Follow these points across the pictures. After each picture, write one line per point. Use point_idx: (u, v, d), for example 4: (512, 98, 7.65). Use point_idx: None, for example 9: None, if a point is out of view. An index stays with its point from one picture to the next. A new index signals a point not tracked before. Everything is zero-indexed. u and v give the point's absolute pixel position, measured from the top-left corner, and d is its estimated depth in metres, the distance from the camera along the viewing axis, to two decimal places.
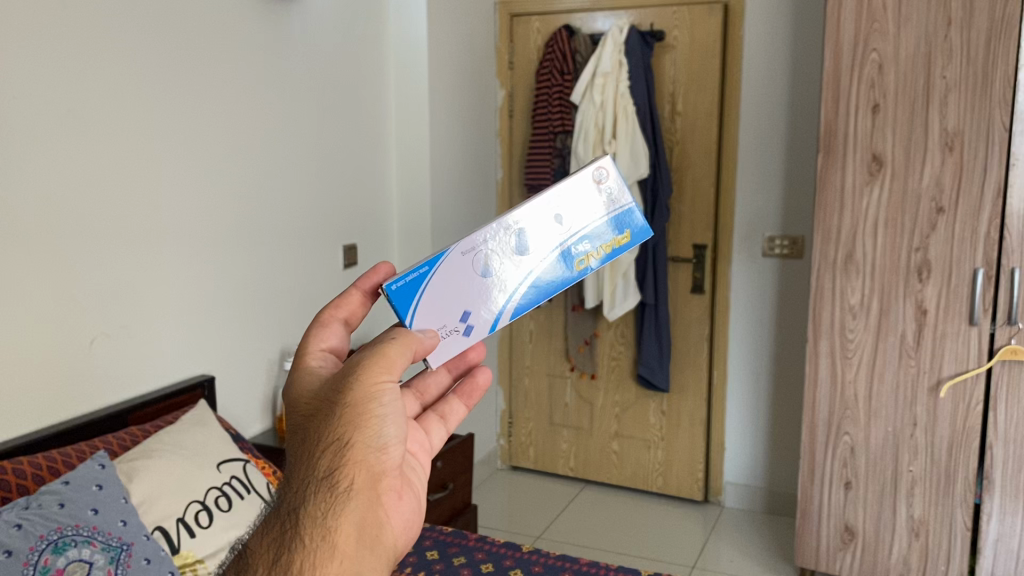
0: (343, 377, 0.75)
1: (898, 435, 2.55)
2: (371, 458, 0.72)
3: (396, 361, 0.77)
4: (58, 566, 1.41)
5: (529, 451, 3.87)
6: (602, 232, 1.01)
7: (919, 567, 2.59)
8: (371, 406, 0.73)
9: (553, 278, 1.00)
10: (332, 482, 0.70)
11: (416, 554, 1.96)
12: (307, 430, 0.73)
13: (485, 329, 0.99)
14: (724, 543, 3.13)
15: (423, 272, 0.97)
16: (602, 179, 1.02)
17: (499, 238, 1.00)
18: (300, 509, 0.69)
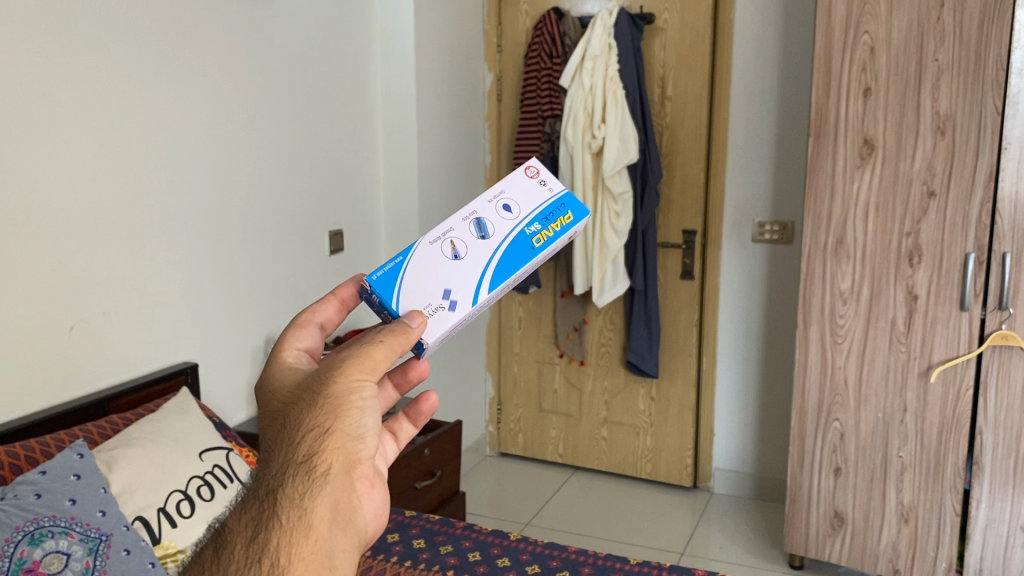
0: (324, 371, 0.73)
1: (888, 420, 2.54)
2: (351, 448, 0.70)
3: (380, 362, 0.75)
4: (34, 558, 1.37)
5: (518, 437, 3.85)
6: (548, 214, 1.06)
7: (908, 554, 2.58)
8: (353, 397, 0.71)
9: (517, 251, 1.01)
10: (310, 467, 0.66)
11: (402, 542, 1.94)
12: (288, 415, 0.70)
13: (466, 300, 0.95)
14: (713, 529, 3.12)
15: (398, 264, 0.99)
16: (537, 175, 1.12)
17: (460, 228, 1.04)
18: (278, 488, 0.64)
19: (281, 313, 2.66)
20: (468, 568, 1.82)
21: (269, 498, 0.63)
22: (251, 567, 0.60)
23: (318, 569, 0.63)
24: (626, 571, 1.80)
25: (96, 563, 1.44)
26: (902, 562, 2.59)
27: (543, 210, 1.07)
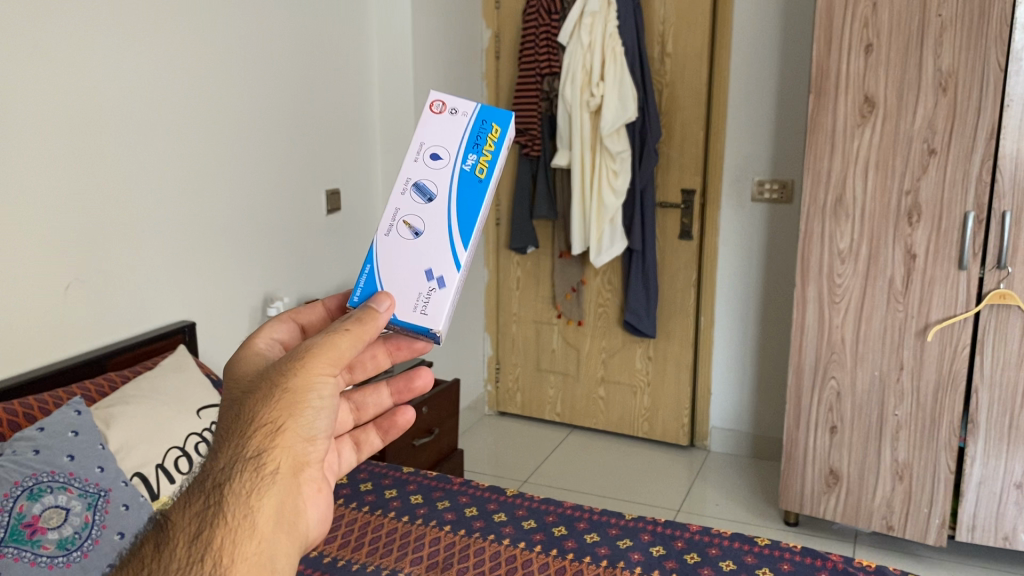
0: (287, 362, 0.73)
1: (884, 379, 2.55)
2: (301, 448, 0.70)
3: (343, 350, 0.75)
4: (33, 513, 1.39)
5: (516, 396, 3.87)
6: (473, 139, 0.99)
7: (902, 511, 2.60)
8: (311, 395, 0.72)
9: (470, 196, 0.96)
10: (258, 464, 0.66)
11: (399, 498, 1.95)
12: (243, 405, 0.69)
13: (455, 272, 0.94)
14: (710, 487, 3.15)
15: (370, 273, 0.96)
16: (442, 107, 1.02)
17: (404, 202, 0.98)
18: (226, 483, 0.64)
19: (276, 273, 2.65)
20: (464, 523, 1.84)
21: (216, 493, 0.63)
22: (194, 565, 0.59)
23: (260, 569, 0.62)
24: (622, 526, 1.81)
25: (95, 519, 1.47)
26: (896, 519, 2.61)
27: (467, 137, 0.99)
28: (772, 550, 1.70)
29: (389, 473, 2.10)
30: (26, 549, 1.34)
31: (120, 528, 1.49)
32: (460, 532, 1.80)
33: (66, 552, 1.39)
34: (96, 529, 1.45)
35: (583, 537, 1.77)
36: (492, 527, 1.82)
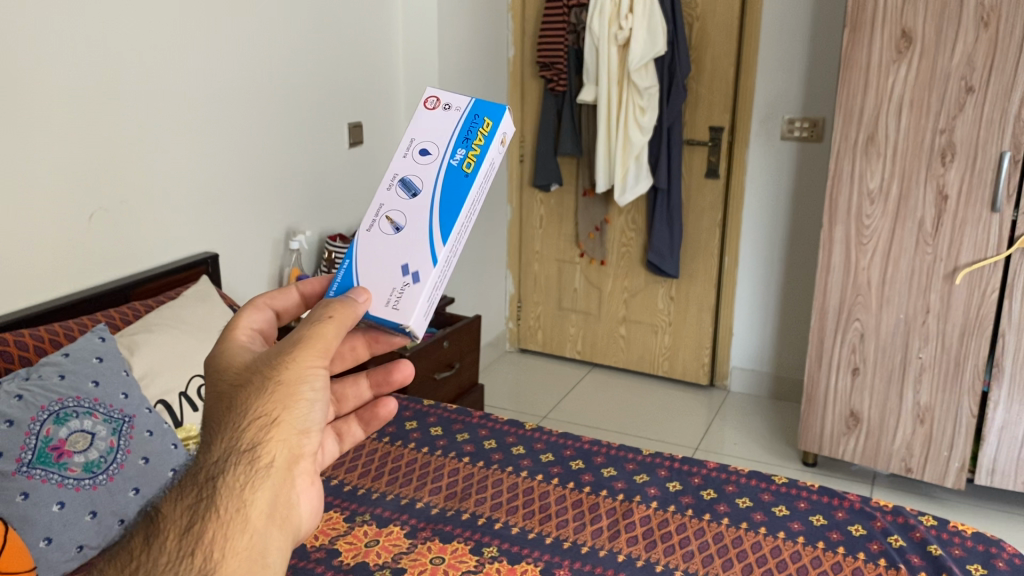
0: (277, 353, 0.72)
1: (909, 322, 2.52)
2: (296, 441, 0.69)
3: (331, 338, 0.75)
4: (59, 436, 1.46)
5: (537, 334, 3.87)
6: (463, 132, 0.97)
7: (922, 453, 2.59)
8: (303, 387, 0.70)
9: (454, 189, 0.93)
10: (252, 457, 0.65)
11: (419, 429, 1.97)
12: (236, 396, 0.69)
13: (428, 265, 0.90)
14: (728, 426, 3.16)
15: (347, 268, 0.93)
16: (436, 102, 1.01)
17: (388, 198, 0.96)
18: (218, 478, 0.63)
19: (299, 206, 2.64)
20: (483, 455, 1.85)
21: (208, 488, 0.62)
22: (184, 560, 0.58)
23: (251, 567, 0.61)
24: (639, 461, 1.82)
25: (120, 444, 1.53)
26: (915, 461, 2.61)
27: (459, 129, 0.98)
28: (789, 488, 1.70)
29: (411, 405, 2.12)
30: (53, 472, 1.42)
31: (144, 453, 1.55)
32: (478, 463, 1.81)
33: (92, 475, 1.46)
34: (121, 454, 1.52)
35: (601, 472, 1.78)
36: (511, 459, 1.83)
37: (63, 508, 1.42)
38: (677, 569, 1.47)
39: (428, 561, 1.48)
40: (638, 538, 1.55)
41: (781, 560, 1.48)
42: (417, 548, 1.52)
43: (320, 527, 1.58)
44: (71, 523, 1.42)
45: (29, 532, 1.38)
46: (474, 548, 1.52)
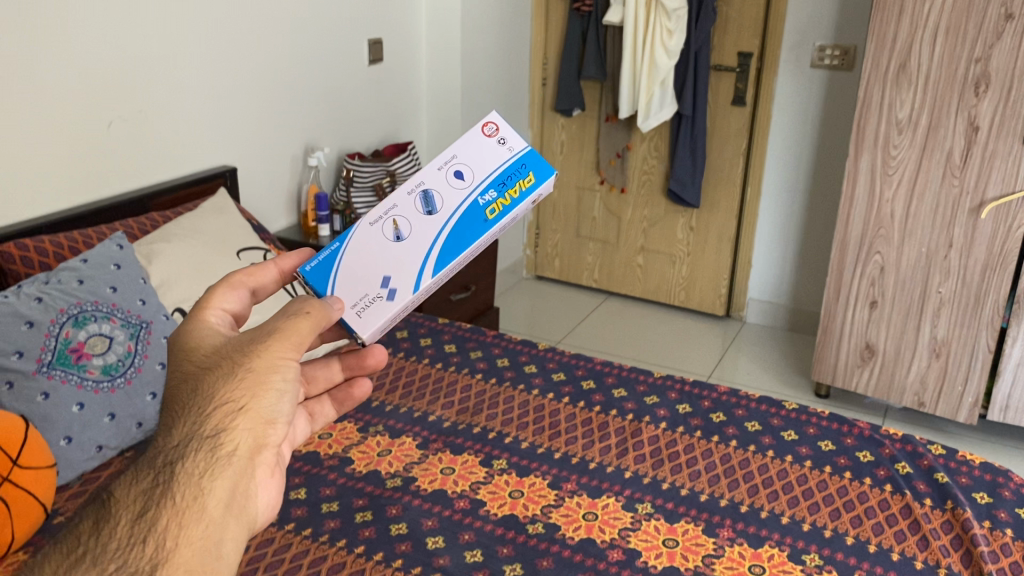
0: (247, 343, 0.68)
1: (931, 256, 2.48)
2: (262, 430, 0.63)
3: (304, 332, 0.71)
4: (78, 339, 1.49)
5: (555, 262, 3.86)
6: (505, 180, 1.01)
7: (935, 387, 2.59)
8: (274, 376, 0.66)
9: (466, 230, 0.98)
10: (216, 442, 0.59)
11: (433, 347, 1.98)
12: (202, 378, 0.63)
13: (409, 289, 0.95)
14: (743, 356, 3.18)
15: (335, 251, 0.96)
16: (495, 131, 1.04)
17: (406, 203, 1.00)
18: (179, 459, 0.56)
19: (318, 122, 2.62)
20: (496, 373, 1.87)
21: (166, 470, 0.55)
22: (135, 548, 0.51)
23: (206, 560, 0.54)
24: (650, 384, 1.83)
25: (137, 349, 1.55)
26: (928, 395, 2.61)
27: (500, 171, 1.02)
28: (800, 414, 1.70)
29: (425, 324, 2.12)
30: (72, 373, 1.46)
31: (161, 359, 1.58)
32: (491, 382, 1.83)
33: (110, 378, 1.50)
34: (139, 359, 1.54)
35: (611, 393, 1.78)
36: (523, 379, 1.84)
37: (82, 409, 1.45)
38: (683, 488, 1.49)
39: (439, 472, 1.53)
40: (646, 456, 1.58)
41: (787, 484, 1.49)
42: (428, 459, 1.57)
43: (334, 436, 1.64)
44: (91, 424, 1.46)
45: (49, 431, 1.42)
46: (484, 461, 1.56)
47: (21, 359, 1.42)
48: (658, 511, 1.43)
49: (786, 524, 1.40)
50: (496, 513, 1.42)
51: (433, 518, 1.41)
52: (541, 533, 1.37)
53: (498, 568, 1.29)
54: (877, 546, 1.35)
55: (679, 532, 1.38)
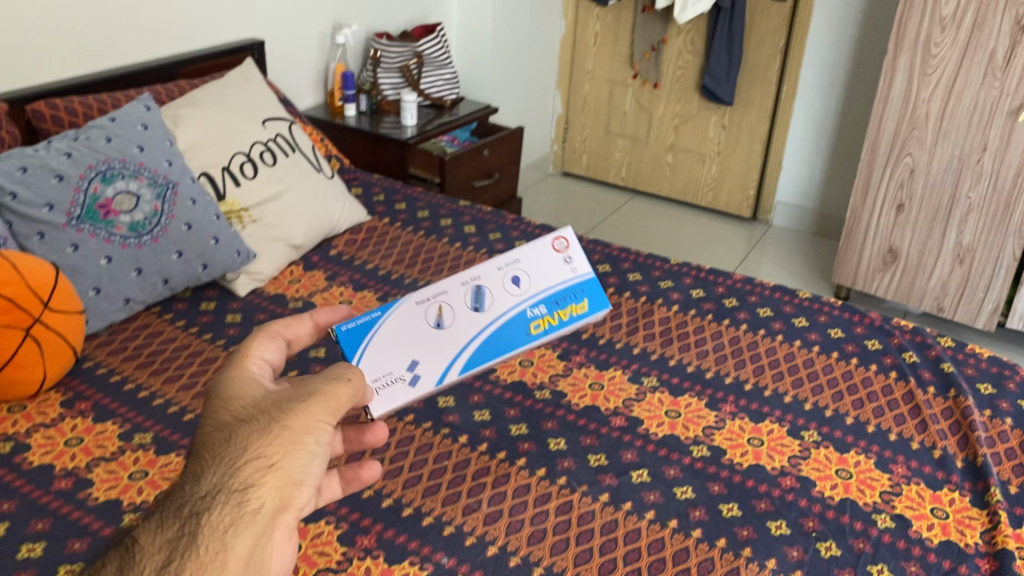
0: (287, 401, 0.65)
1: (963, 160, 2.44)
2: (291, 491, 0.60)
3: (343, 399, 0.68)
4: (106, 196, 1.52)
5: (582, 158, 3.83)
6: (558, 301, 1.12)
7: (956, 293, 2.59)
8: (308, 438, 0.63)
9: (507, 336, 1.06)
10: (244, 496, 0.56)
11: (453, 227, 1.99)
12: (237, 429, 0.61)
13: (433, 379, 0.99)
14: (765, 257, 3.19)
15: (374, 319, 1.00)
16: (564, 250, 1.17)
17: (459, 292, 1.07)
18: (204, 514, 0.54)
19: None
20: None
21: (192, 524, 0.53)
22: None
23: None
24: (666, 270, 1.83)
25: (164, 208, 1.58)
26: (948, 301, 2.62)
27: (556, 291, 1.13)
28: (812, 303, 1.72)
29: (446, 204, 2.10)
30: (101, 228, 1.50)
31: (187, 219, 1.61)
32: None
33: (137, 235, 1.54)
34: (165, 219, 1.58)
35: (627, 277, 1.80)
36: None
37: (110, 263, 1.51)
38: (690, 366, 1.52)
39: None
40: (656, 335, 1.60)
41: (793, 366, 1.52)
42: None
43: (354, 303, 1.68)
44: (119, 277, 1.52)
45: (78, 281, 1.48)
46: None
47: (51, 212, 1.46)
48: (663, 385, 1.46)
49: (788, 402, 1.43)
50: (506, 378, 1.47)
51: None
52: (548, 400, 1.42)
53: (504, 429, 1.34)
54: (876, 426, 1.38)
55: (682, 405, 1.42)
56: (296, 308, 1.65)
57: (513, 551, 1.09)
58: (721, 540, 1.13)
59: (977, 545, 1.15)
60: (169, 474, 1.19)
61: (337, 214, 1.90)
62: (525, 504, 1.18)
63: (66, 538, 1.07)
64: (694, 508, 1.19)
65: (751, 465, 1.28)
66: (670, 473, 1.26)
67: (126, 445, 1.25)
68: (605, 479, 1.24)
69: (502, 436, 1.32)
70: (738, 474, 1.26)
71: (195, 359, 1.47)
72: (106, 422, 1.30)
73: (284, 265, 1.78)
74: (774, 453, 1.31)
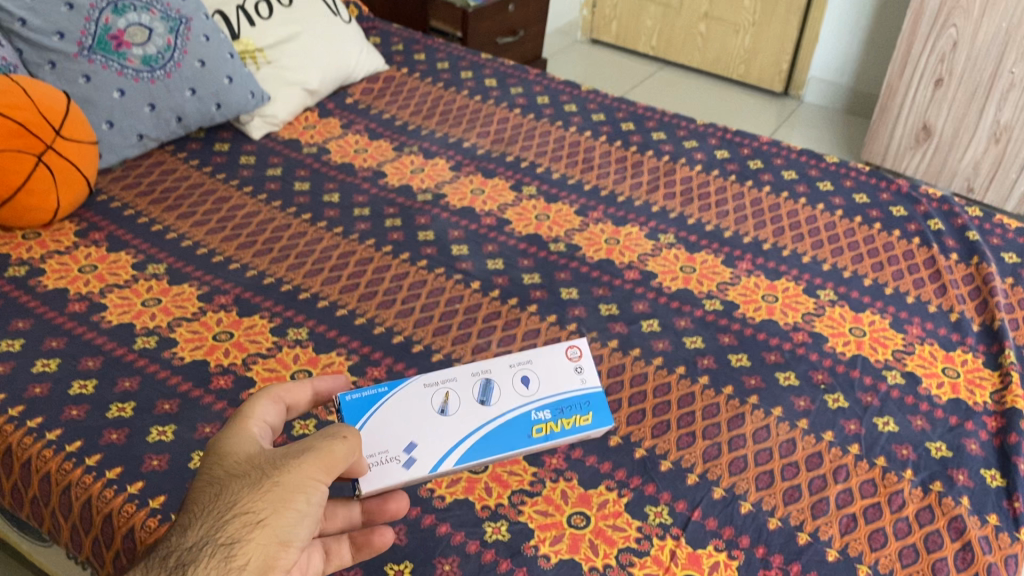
0: (281, 458, 0.67)
1: (1010, 33, 2.32)
2: (273, 550, 0.62)
3: (339, 456, 0.70)
4: (118, 27, 1.48)
5: (611, 26, 3.67)
6: (566, 408, 0.92)
7: (988, 173, 2.53)
8: (299, 496, 0.65)
9: (508, 438, 0.89)
10: (226, 556, 0.59)
11: (474, 80, 1.93)
12: (228, 488, 0.64)
13: (428, 469, 0.85)
14: (794, 134, 3.11)
15: (378, 395, 0.90)
16: (577, 357, 0.97)
17: (465, 383, 0.92)
18: (185, 572, 0.57)
19: None
20: (535, 109, 1.83)
21: None
22: None
23: None
24: (690, 130, 1.77)
25: (177, 43, 1.54)
26: (979, 182, 2.56)
27: (566, 395, 0.93)
28: (839, 168, 1.67)
29: (466, 56, 2.03)
30: (113, 60, 1.47)
31: (201, 56, 1.57)
32: (529, 117, 1.80)
33: (150, 70, 1.51)
34: (178, 54, 1.54)
35: (650, 135, 1.75)
36: (561, 116, 1.80)
37: (123, 96, 1.48)
38: (709, 225, 1.49)
39: (469, 192, 1.55)
40: (676, 194, 1.57)
41: (813, 228, 1.49)
42: (460, 180, 1.58)
43: (370, 153, 1.65)
44: (131, 112, 1.49)
45: (91, 113, 1.45)
46: (514, 186, 1.57)
47: (61, 41, 1.42)
48: (680, 242, 1.44)
49: (806, 263, 1.41)
50: (521, 230, 1.45)
51: (459, 230, 1.44)
52: (563, 253, 1.40)
53: (517, 277, 1.33)
54: (893, 289, 1.36)
55: (698, 261, 1.40)
56: (311, 154, 1.63)
57: None
58: (729, 388, 1.13)
59: (986, 404, 1.15)
60: (181, 303, 1.20)
61: (354, 62, 1.85)
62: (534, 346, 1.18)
63: (80, 356, 1.08)
64: (702, 357, 1.19)
65: (763, 320, 1.28)
66: (680, 324, 1.25)
67: (139, 274, 1.25)
68: (615, 327, 1.24)
69: (514, 283, 1.31)
70: (750, 329, 1.26)
71: (209, 198, 1.46)
72: (120, 252, 1.30)
73: (299, 110, 1.75)
74: (788, 310, 1.30)
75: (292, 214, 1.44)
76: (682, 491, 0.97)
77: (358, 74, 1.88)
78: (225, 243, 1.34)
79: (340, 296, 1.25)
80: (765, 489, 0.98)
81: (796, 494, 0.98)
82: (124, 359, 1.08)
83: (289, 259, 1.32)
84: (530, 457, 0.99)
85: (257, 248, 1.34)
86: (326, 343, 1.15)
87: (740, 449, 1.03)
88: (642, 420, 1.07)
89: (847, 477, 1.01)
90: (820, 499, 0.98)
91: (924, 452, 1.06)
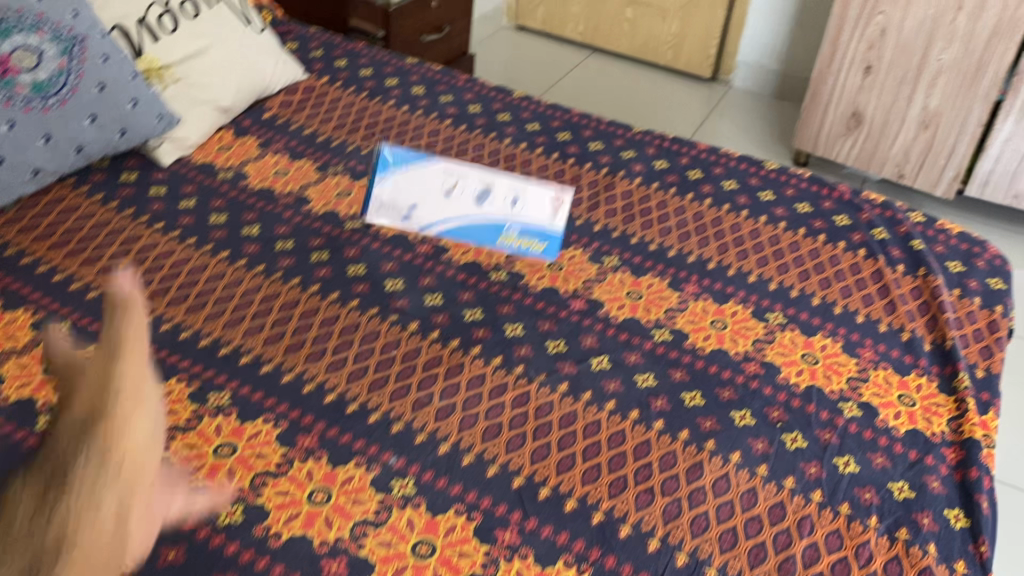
0: (113, 348, 0.85)
1: (937, 20, 2.31)
2: (130, 481, 0.78)
3: (149, 376, 0.87)
4: (3, 52, 1.34)
5: (537, 11, 3.57)
6: None
7: (918, 159, 2.53)
8: (143, 397, 0.84)
9: None
10: (98, 455, 0.77)
11: (400, 88, 1.83)
12: (81, 398, 0.82)
13: None
14: (725, 120, 3.07)
15: None
16: None
17: None
18: (74, 459, 0.76)
19: None
20: (466, 120, 1.74)
21: (58, 477, 0.74)
22: (31, 535, 0.71)
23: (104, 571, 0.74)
24: (628, 138, 1.71)
25: (71, 66, 1.41)
26: (909, 168, 2.56)
27: None
28: (780, 174, 1.63)
29: (390, 61, 1.93)
30: None
31: (100, 79, 1.44)
32: (459, 128, 1.71)
33: (42, 97, 1.37)
34: (74, 78, 1.40)
35: (586, 145, 1.68)
36: (494, 127, 1.72)
37: (14, 129, 1.34)
38: (652, 244, 1.43)
39: (401, 217, 1.46)
40: (616, 211, 1.51)
41: (758, 243, 1.45)
42: (390, 203, 1.49)
43: (291, 175, 1.55)
44: (24, 145, 1.35)
45: None
46: None
47: None
48: (624, 265, 1.38)
49: (754, 283, 1.36)
50: (459, 259, 1.37)
51: (393, 262, 1.35)
52: (504, 283, 1.33)
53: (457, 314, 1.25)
54: (844, 308, 1.33)
55: (644, 286, 1.34)
56: (226, 180, 1.52)
57: (466, 449, 1.02)
58: (684, 433, 1.08)
59: (944, 434, 1.12)
60: None
61: (269, 75, 1.73)
62: (478, 397, 1.10)
63: None
64: (655, 398, 1.13)
65: (714, 351, 1.22)
66: (630, 360, 1.19)
67: (39, 335, 1.14)
68: (563, 367, 1.17)
69: (454, 321, 1.23)
70: (702, 361, 1.21)
71: (115, 239, 1.34)
72: (17, 310, 1.18)
73: (213, 131, 1.63)
74: (738, 338, 1.25)
75: (208, 252, 1.33)
76: (644, 560, 0.92)
77: (274, 86, 1.76)
78: (136, 292, 1.23)
79: (265, 349, 1.15)
80: (729, 552, 0.93)
81: (761, 554, 0.94)
82: (24, 443, 0.97)
83: (207, 307, 1.22)
84: (480, 536, 0.92)
85: (171, 296, 1.23)
86: (252, 408, 1.06)
87: (702, 505, 0.98)
88: (597, 477, 1.00)
89: (811, 530, 0.97)
90: (786, 559, 0.93)
91: (887, 494, 1.03)
